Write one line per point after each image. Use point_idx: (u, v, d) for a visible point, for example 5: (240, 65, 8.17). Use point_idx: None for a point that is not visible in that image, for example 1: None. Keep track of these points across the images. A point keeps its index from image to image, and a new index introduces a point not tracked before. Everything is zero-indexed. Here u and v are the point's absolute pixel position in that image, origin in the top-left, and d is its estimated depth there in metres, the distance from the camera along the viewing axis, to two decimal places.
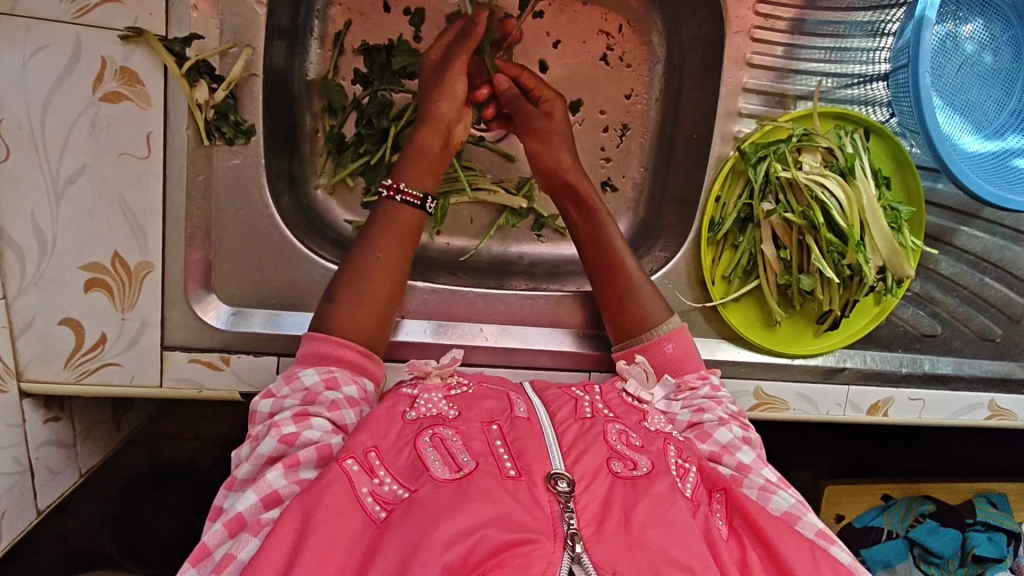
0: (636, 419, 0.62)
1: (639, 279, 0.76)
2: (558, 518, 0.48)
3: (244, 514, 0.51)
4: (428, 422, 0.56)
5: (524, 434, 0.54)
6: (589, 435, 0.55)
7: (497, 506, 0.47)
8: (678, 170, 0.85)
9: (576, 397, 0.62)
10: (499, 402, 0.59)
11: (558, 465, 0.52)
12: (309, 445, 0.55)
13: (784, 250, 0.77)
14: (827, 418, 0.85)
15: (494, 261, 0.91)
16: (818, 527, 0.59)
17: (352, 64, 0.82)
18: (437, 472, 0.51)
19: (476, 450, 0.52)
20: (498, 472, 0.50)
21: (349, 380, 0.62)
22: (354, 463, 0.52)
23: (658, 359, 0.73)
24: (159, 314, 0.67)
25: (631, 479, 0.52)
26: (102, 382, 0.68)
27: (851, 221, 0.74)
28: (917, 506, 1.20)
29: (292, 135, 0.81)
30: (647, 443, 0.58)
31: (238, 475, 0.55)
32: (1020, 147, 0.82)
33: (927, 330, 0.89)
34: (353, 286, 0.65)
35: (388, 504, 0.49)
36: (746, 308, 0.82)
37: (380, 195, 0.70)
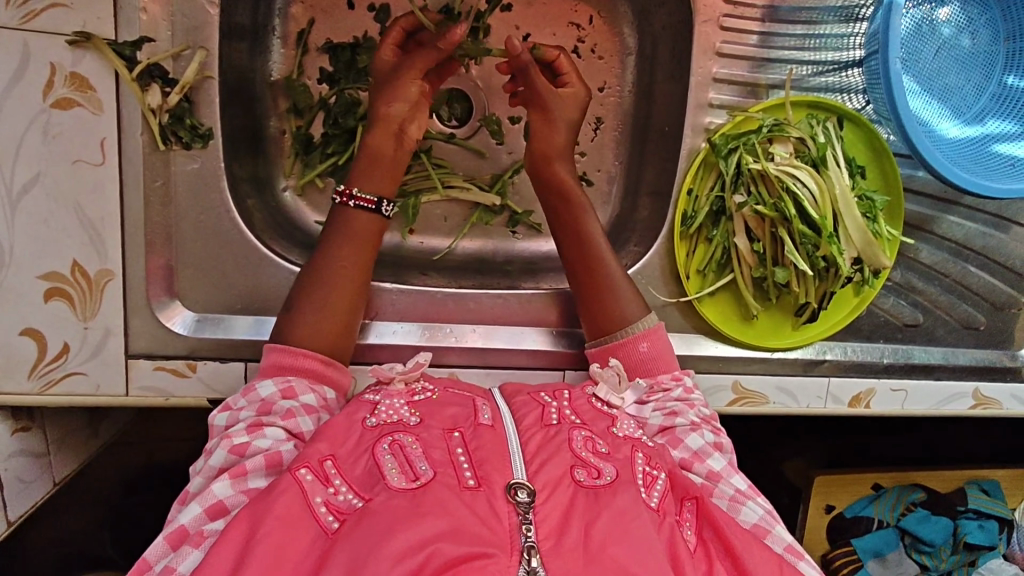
0: (604, 426, 0.62)
1: (617, 276, 0.75)
2: (516, 530, 0.48)
3: (187, 525, 0.53)
4: (388, 429, 0.58)
5: (487, 442, 0.55)
6: (553, 443, 0.56)
7: (452, 518, 0.48)
8: (651, 163, 0.83)
9: (544, 403, 0.62)
10: (463, 410, 0.60)
11: (519, 474, 0.53)
12: (258, 453, 0.57)
13: (758, 242, 0.76)
14: (807, 411, 0.84)
15: (469, 260, 0.90)
16: (787, 541, 0.59)
17: (317, 63, 0.81)
18: (393, 481, 0.52)
19: (435, 459, 0.53)
20: (454, 481, 0.51)
21: (307, 389, 0.64)
22: (309, 472, 0.54)
23: (633, 358, 0.72)
24: (122, 322, 0.67)
25: (593, 489, 0.52)
26: (67, 393, 0.67)
27: (823, 212, 0.73)
28: (908, 495, 1.19)
29: (258, 137, 0.80)
30: (613, 450, 0.59)
31: (190, 488, 0.58)
32: (1000, 131, 0.80)
33: (909, 320, 0.88)
34: (312, 297, 0.67)
35: (342, 514, 0.51)
36: (722, 302, 0.80)
37: (335, 200, 0.72)
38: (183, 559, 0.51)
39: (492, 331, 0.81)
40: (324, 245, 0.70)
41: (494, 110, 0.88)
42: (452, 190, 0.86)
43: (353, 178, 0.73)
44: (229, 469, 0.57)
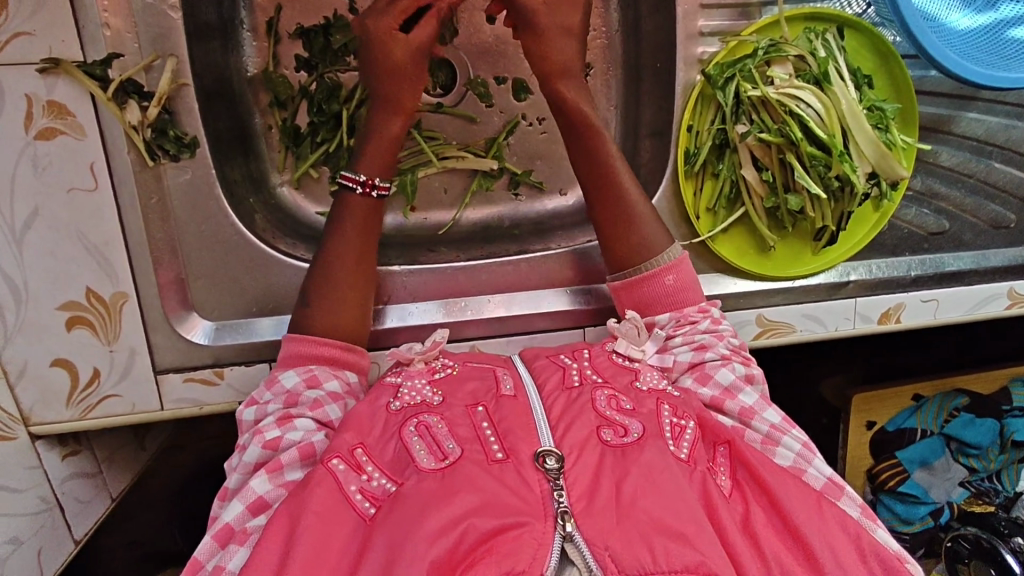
0: (627, 380, 0.63)
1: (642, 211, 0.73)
2: (548, 498, 0.51)
3: (231, 524, 0.56)
4: (413, 410, 0.60)
5: (509, 412, 0.57)
6: (576, 406, 0.57)
7: (482, 492, 0.51)
8: (647, 103, 0.81)
9: (564, 366, 0.63)
10: (484, 383, 0.62)
11: (546, 442, 0.54)
12: (292, 446, 0.59)
13: (766, 172, 0.72)
14: (836, 335, 0.83)
15: (474, 229, 0.89)
16: (826, 472, 0.60)
17: (293, 50, 0.79)
18: (423, 463, 0.54)
19: (461, 437, 0.56)
20: (483, 456, 0.54)
21: (329, 376, 0.65)
22: (341, 462, 0.56)
23: (658, 291, 0.71)
24: (144, 340, 0.68)
25: (620, 448, 0.54)
26: (107, 414, 0.69)
27: (832, 130, 0.69)
28: (951, 401, 1.19)
29: (246, 136, 0.79)
30: (638, 405, 0.60)
31: (229, 485, 0.60)
32: (1016, 15, 0.75)
33: (934, 229, 0.84)
34: (324, 289, 0.68)
35: (377, 500, 0.54)
36: (737, 237, 0.78)
37: (357, 191, 0.70)
38: (230, 556, 0.54)
39: (507, 299, 0.81)
40: (331, 235, 0.70)
41: (479, 71, 0.85)
42: (448, 160, 0.84)
43: (362, 166, 0.71)
44: (266, 464, 0.59)
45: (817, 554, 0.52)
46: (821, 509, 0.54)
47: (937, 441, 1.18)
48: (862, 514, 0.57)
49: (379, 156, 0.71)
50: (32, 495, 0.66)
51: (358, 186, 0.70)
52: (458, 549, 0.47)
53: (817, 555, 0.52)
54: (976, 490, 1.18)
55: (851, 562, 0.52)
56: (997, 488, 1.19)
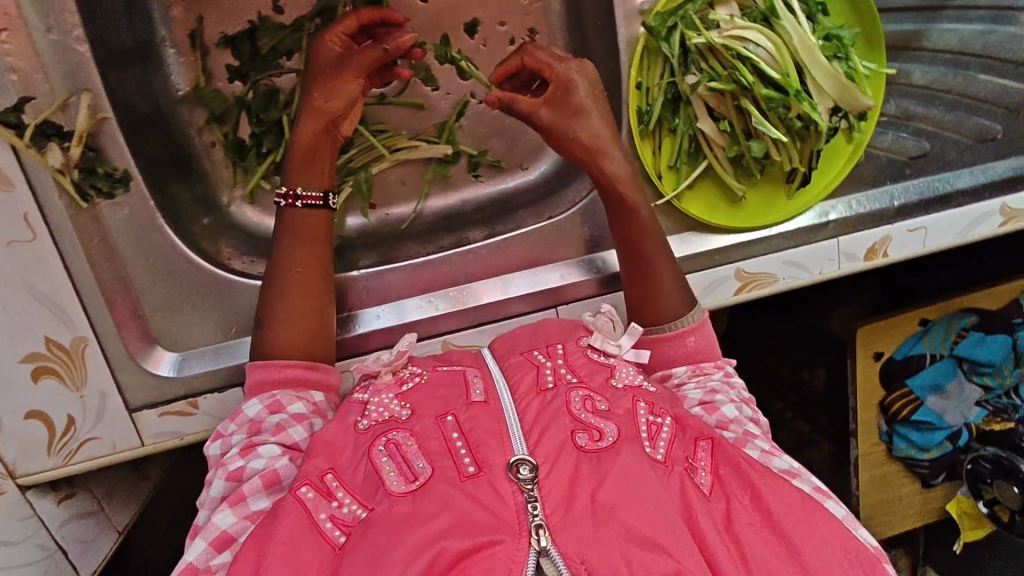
0: (603, 378, 0.65)
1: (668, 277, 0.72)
2: (523, 510, 0.52)
3: (195, 561, 0.55)
4: (382, 428, 0.61)
5: (480, 421, 0.58)
6: (551, 409, 0.59)
7: (456, 513, 0.52)
8: (597, 65, 0.77)
9: (538, 364, 0.65)
10: (455, 389, 0.63)
11: (519, 450, 0.56)
12: (255, 475, 0.60)
13: (723, 121, 0.68)
14: (821, 278, 0.80)
15: (439, 219, 0.86)
16: (813, 484, 0.60)
17: (222, 60, 0.76)
18: (393, 485, 0.55)
19: (432, 453, 0.57)
20: (455, 473, 0.55)
21: (292, 399, 0.65)
22: (310, 490, 0.57)
23: (679, 351, 0.71)
24: (112, 381, 0.67)
25: (595, 453, 0.56)
26: (90, 458, 0.69)
27: (785, 69, 0.65)
28: (958, 322, 1.17)
29: (187, 157, 0.76)
30: (613, 406, 0.61)
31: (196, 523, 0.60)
32: None
33: (915, 153, 0.80)
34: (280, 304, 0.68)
35: (347, 527, 0.55)
36: (705, 191, 0.75)
37: (281, 203, 0.71)
38: None
39: (475, 289, 0.79)
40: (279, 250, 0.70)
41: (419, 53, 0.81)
42: (401, 152, 0.81)
43: (291, 177, 0.71)
44: (230, 496, 0.59)
45: (797, 551, 0.52)
46: (804, 508, 0.55)
47: (947, 363, 1.16)
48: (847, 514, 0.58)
49: (310, 167, 0.71)
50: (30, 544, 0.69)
51: (283, 199, 0.70)
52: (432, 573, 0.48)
53: (795, 550, 0.52)
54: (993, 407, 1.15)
55: (831, 558, 0.52)
56: (1016, 404, 1.16)
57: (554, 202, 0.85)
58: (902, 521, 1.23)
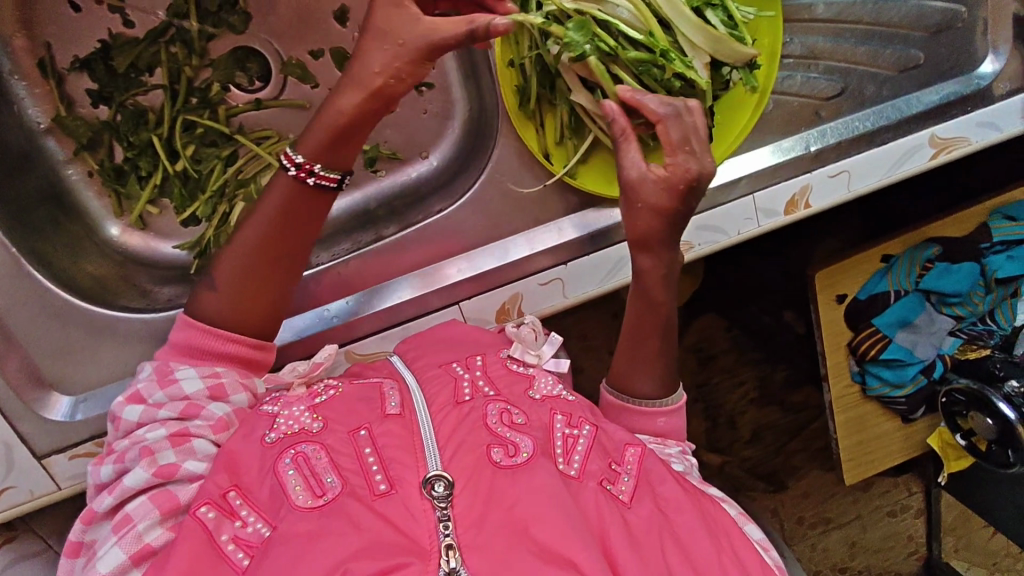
0: (520, 389, 0.63)
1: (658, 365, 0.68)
2: (435, 529, 0.50)
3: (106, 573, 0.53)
4: (289, 440, 0.57)
5: (393, 437, 0.55)
6: (466, 422, 0.57)
7: (367, 533, 0.49)
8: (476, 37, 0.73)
9: (455, 377, 0.62)
10: (369, 401, 0.60)
11: (433, 466, 0.53)
12: (189, 478, 0.57)
13: (599, 91, 0.63)
14: (741, 239, 0.75)
15: (347, 223, 0.82)
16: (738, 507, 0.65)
17: (82, 84, 0.73)
18: (298, 500, 0.53)
19: (343, 469, 0.54)
20: (365, 491, 0.52)
21: (236, 387, 0.63)
22: (211, 509, 0.54)
23: (647, 428, 0.67)
24: (13, 431, 0.66)
25: (512, 468, 0.54)
26: (9, 507, 0.69)
27: (650, 29, 0.59)
28: (922, 254, 1.11)
29: (62, 190, 0.74)
30: (530, 417, 0.60)
31: (103, 506, 0.57)
32: None
33: (829, 92, 0.75)
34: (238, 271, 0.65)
35: (251, 548, 0.52)
36: (601, 165, 0.71)
37: (289, 171, 0.63)
38: None
39: (374, 291, 0.73)
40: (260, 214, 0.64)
41: (292, 52, 0.77)
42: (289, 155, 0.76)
43: (306, 149, 0.62)
44: (151, 492, 0.56)
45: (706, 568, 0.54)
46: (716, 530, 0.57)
47: (914, 298, 1.10)
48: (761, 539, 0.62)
49: (325, 145, 0.62)
50: None
51: (295, 167, 0.62)
52: None
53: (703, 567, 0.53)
54: (967, 336, 1.12)
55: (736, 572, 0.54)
56: (991, 329, 1.13)
57: (458, 184, 0.79)
58: (886, 458, 1.19)
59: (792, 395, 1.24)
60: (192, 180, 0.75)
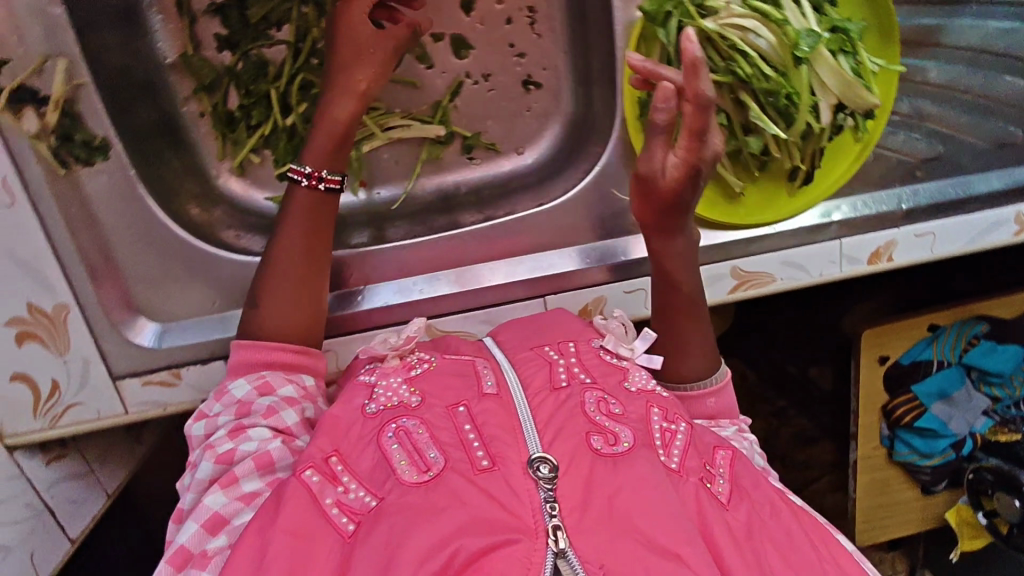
0: (616, 381, 0.64)
1: (699, 347, 0.70)
2: (540, 511, 0.51)
3: (187, 546, 0.55)
4: (390, 414, 0.60)
5: (493, 416, 0.57)
6: (565, 408, 0.58)
7: (470, 509, 0.50)
8: (597, 46, 0.75)
9: (551, 361, 0.64)
10: (466, 381, 0.62)
11: (535, 449, 0.55)
12: (247, 457, 0.59)
13: (721, 114, 0.65)
14: (821, 281, 0.77)
15: (433, 200, 0.84)
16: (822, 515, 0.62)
17: (211, 29, 0.74)
18: (404, 475, 0.54)
19: (445, 444, 0.55)
20: (467, 466, 0.53)
21: (282, 381, 0.65)
22: (315, 473, 0.57)
23: (698, 410, 0.70)
24: (96, 348, 0.68)
25: (611, 457, 0.54)
26: (74, 422, 0.70)
27: (786, 65, 0.61)
28: (970, 329, 1.12)
29: (176, 129, 0.75)
30: (628, 407, 0.60)
31: (184, 505, 0.59)
32: None
33: (926, 155, 0.75)
34: (274, 287, 0.67)
35: (355, 515, 0.54)
36: (703, 186, 0.73)
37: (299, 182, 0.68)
38: None
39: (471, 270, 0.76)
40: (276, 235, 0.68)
41: None
42: (393, 130, 0.79)
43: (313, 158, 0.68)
44: (219, 479, 0.58)
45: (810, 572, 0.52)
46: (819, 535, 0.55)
47: (955, 371, 1.11)
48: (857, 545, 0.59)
49: (329, 150, 0.69)
50: (17, 503, 0.70)
51: (306, 179, 0.68)
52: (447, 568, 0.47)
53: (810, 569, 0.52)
54: (999, 417, 1.10)
55: None
56: None
57: (552, 188, 0.80)
58: (901, 526, 1.19)
59: (812, 443, 1.27)
60: (298, 137, 0.76)
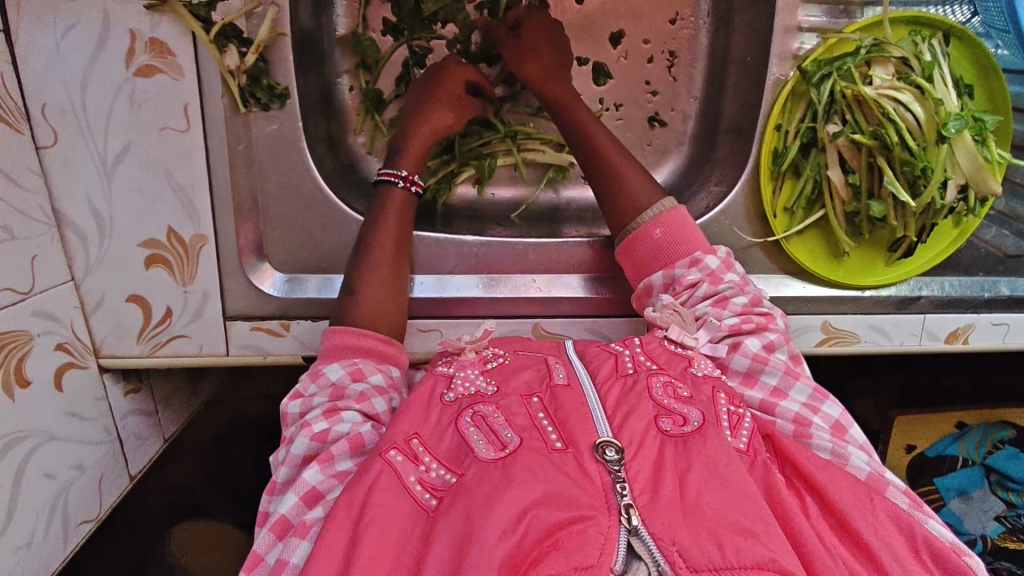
0: (682, 366, 0.60)
1: (601, 140, 0.73)
2: (610, 490, 0.47)
3: (288, 515, 0.52)
4: (467, 401, 0.56)
5: (568, 402, 0.54)
6: (633, 394, 0.55)
7: (545, 483, 0.47)
8: (731, 96, 0.80)
9: (617, 353, 0.61)
10: (537, 372, 0.59)
11: (603, 432, 0.51)
12: (341, 437, 0.57)
13: (853, 174, 0.71)
14: (900, 350, 0.80)
15: (542, 212, 0.85)
16: (868, 468, 0.55)
17: (380, 13, 0.78)
18: (482, 452, 0.51)
19: (519, 425, 0.52)
20: (543, 446, 0.50)
21: (374, 369, 0.63)
22: (398, 453, 0.53)
23: (648, 246, 0.69)
24: (218, 285, 0.69)
25: (682, 437, 0.51)
26: (173, 354, 0.70)
27: (926, 141, 0.68)
28: (996, 433, 1.04)
29: (329, 96, 0.78)
30: (696, 391, 0.56)
31: (278, 479, 0.57)
32: None
33: (1012, 251, 0.81)
34: (370, 278, 0.67)
35: (438, 491, 0.51)
36: (812, 240, 0.77)
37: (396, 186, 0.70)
38: (292, 547, 0.50)
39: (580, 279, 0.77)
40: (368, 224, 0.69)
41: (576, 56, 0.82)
42: (527, 152, 0.82)
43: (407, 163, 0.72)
44: (316, 456, 0.56)
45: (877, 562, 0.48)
46: (872, 502, 0.51)
47: (977, 471, 1.03)
48: (911, 505, 0.53)
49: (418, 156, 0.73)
50: (98, 425, 0.68)
51: (401, 181, 0.71)
52: (524, 543, 0.44)
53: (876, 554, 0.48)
54: (1011, 525, 0.99)
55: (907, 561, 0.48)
56: None
57: None
58: None
59: None
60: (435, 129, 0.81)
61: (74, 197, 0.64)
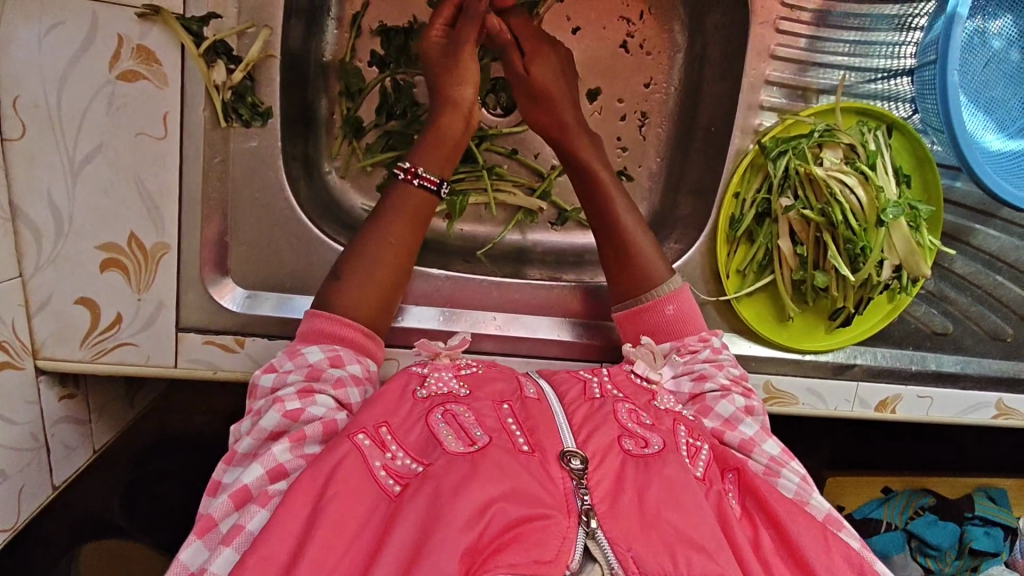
0: (646, 399, 0.61)
1: (647, 249, 0.73)
2: (572, 494, 0.48)
3: (250, 486, 0.52)
4: (439, 400, 0.56)
5: (536, 413, 0.54)
6: (600, 414, 0.55)
7: (511, 479, 0.48)
8: (694, 161, 0.85)
9: (585, 380, 0.61)
10: (509, 384, 0.59)
11: (569, 443, 0.52)
12: (312, 421, 0.56)
13: (801, 245, 0.77)
14: (835, 414, 0.83)
15: (510, 252, 0.87)
16: (825, 510, 0.59)
17: (370, 46, 0.80)
18: (450, 446, 0.51)
19: (490, 426, 0.52)
20: (510, 446, 0.51)
21: (353, 359, 0.63)
22: (366, 437, 0.52)
23: (658, 321, 0.70)
24: (175, 295, 0.68)
25: (642, 458, 0.52)
26: (117, 362, 0.68)
27: (865, 223, 0.75)
28: (917, 499, 1.07)
29: (309, 120, 0.79)
30: (658, 421, 0.57)
31: (239, 449, 0.57)
32: (1006, 148, 0.79)
33: (939, 329, 0.86)
34: (360, 269, 0.66)
35: (402, 478, 0.50)
36: (759, 303, 0.81)
37: (397, 176, 0.70)
38: (250, 516, 0.50)
39: (537, 321, 0.78)
40: (376, 220, 0.69)
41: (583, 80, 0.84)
42: (500, 193, 0.84)
43: (415, 157, 0.71)
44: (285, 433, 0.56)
45: None
46: (826, 539, 0.51)
47: (901, 535, 1.04)
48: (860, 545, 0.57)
49: (443, 156, 0.72)
50: (25, 431, 0.64)
51: (402, 173, 0.70)
52: (485, 533, 0.44)
53: None
54: None
55: None
56: None
57: None
58: None
59: None
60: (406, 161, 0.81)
61: (34, 192, 0.62)
